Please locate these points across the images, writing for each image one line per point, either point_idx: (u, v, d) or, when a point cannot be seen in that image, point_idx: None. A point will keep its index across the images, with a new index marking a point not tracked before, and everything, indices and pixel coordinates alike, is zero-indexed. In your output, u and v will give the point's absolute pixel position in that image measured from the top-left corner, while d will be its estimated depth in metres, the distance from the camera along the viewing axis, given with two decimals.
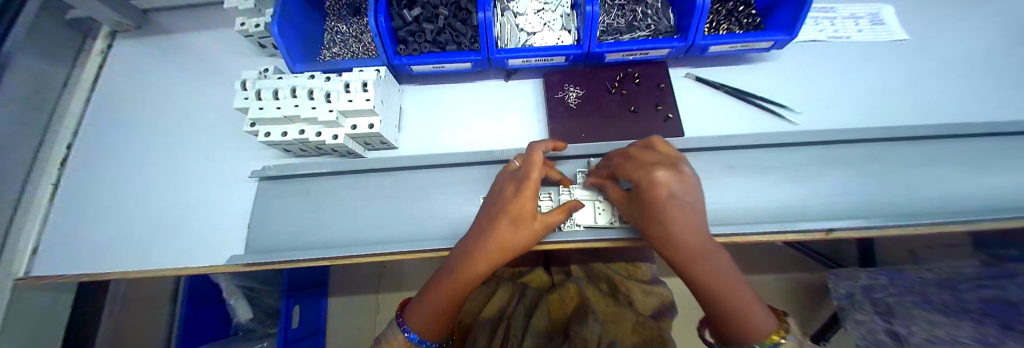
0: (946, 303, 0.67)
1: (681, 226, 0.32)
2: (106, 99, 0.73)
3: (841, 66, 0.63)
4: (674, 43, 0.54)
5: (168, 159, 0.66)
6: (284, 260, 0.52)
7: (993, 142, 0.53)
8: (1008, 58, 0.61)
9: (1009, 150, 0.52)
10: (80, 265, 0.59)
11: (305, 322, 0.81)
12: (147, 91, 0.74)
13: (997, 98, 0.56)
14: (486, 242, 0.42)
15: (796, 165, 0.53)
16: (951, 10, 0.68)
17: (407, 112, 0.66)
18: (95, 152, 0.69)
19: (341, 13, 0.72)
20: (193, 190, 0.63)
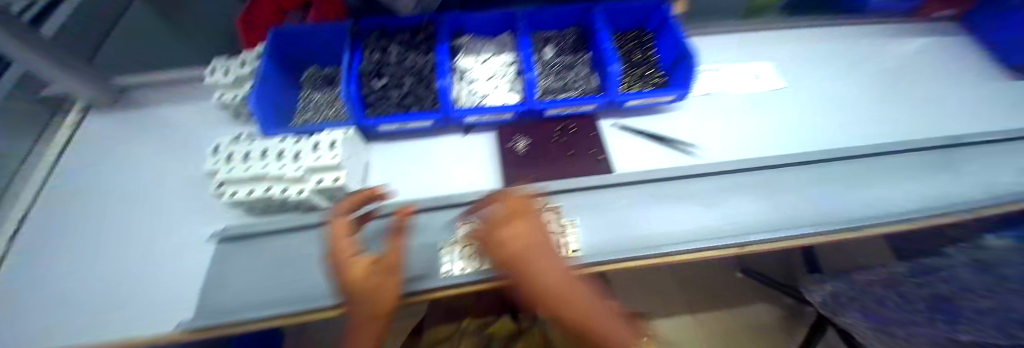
0: (897, 298, 0.74)
1: (544, 275, 0.40)
2: (65, 166, 0.74)
3: (730, 113, 0.79)
4: (598, 99, 0.70)
5: (113, 224, 0.66)
6: (244, 319, 0.51)
7: (847, 166, 0.69)
8: (839, 105, 0.83)
9: (858, 171, 0.68)
10: None
11: None
12: (100, 162, 0.75)
13: (835, 134, 0.77)
14: (361, 308, 0.42)
15: (707, 193, 0.64)
16: (805, 66, 0.91)
17: (373, 167, 0.69)
18: (36, 222, 0.66)
19: (316, 84, 0.80)
20: (136, 253, 0.62)
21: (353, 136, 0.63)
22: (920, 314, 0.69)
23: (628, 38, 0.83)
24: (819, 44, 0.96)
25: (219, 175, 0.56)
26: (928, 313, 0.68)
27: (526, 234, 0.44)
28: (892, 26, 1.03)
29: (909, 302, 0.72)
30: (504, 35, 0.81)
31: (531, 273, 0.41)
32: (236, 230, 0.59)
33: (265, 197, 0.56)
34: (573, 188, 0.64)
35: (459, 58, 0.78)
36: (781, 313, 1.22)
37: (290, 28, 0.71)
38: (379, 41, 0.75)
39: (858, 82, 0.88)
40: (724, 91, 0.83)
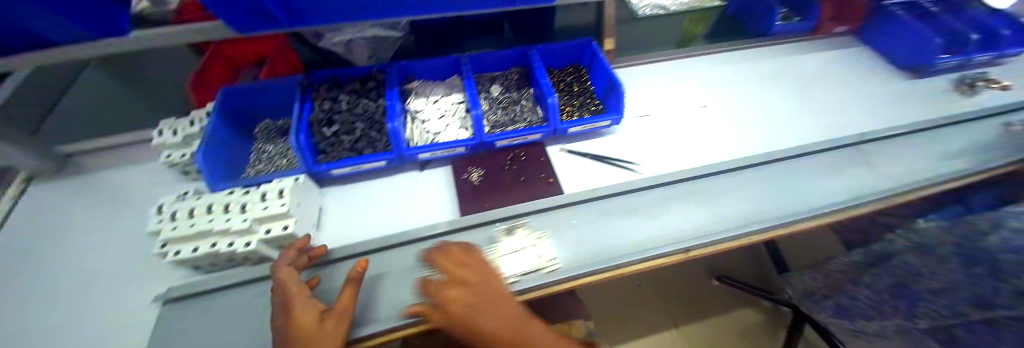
0: (865, 292, 0.79)
1: (493, 326, 0.46)
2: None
3: (664, 130, 0.87)
4: (543, 129, 0.76)
5: (41, 296, 0.61)
6: None
7: (765, 168, 0.78)
8: (759, 114, 0.93)
9: (774, 172, 0.78)
10: None
11: None
12: (31, 233, 0.71)
13: (757, 141, 0.86)
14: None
15: (647, 204, 0.70)
16: (729, 83, 1.02)
17: (329, 211, 0.70)
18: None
19: (269, 136, 0.82)
20: (63, 326, 0.57)
21: (306, 183, 0.65)
22: (886, 300, 0.74)
23: (565, 73, 0.92)
24: (739, 63, 1.09)
25: (160, 236, 0.55)
26: (892, 303, 0.72)
27: (478, 287, 0.50)
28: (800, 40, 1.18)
29: (874, 289, 0.77)
30: (452, 78, 0.89)
31: (481, 325, 0.46)
32: (179, 291, 0.56)
33: (210, 252, 0.54)
34: (525, 212, 0.67)
35: (410, 101, 0.83)
36: (760, 317, 1.25)
37: (241, 86, 0.74)
38: (331, 91, 0.79)
39: (775, 93, 0.99)
40: (659, 111, 0.92)
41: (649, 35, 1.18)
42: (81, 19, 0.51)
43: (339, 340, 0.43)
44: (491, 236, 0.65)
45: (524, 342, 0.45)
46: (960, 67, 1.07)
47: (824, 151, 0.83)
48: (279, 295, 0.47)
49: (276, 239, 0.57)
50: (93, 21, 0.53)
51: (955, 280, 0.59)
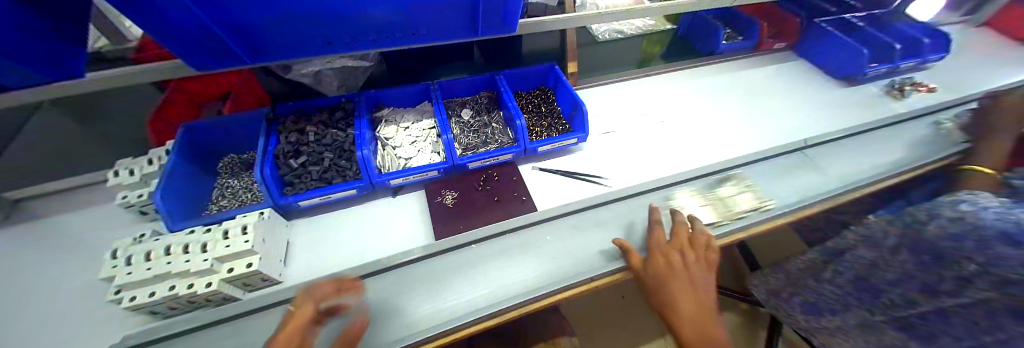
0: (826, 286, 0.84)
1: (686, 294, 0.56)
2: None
3: (628, 145, 0.92)
4: (513, 149, 0.79)
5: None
6: None
7: (723, 174, 0.84)
8: (714, 125, 1.00)
9: (732, 178, 0.83)
10: None
11: None
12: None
13: (713, 150, 0.92)
14: None
15: (617, 215, 0.73)
16: (685, 98, 1.10)
17: (299, 243, 0.68)
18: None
19: (234, 171, 0.81)
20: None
21: (272, 216, 0.64)
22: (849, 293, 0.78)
23: (532, 95, 0.97)
24: (693, 79, 1.18)
25: (113, 282, 0.52)
26: (854, 296, 0.76)
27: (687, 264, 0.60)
28: (746, 55, 1.29)
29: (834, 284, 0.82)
30: (422, 104, 0.92)
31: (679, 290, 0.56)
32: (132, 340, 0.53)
33: (167, 296, 0.52)
34: (498, 231, 0.68)
35: (380, 128, 0.84)
36: (741, 319, 1.28)
37: (205, 122, 0.74)
38: (299, 122, 0.79)
39: (727, 106, 1.08)
40: (623, 127, 0.97)
41: (609, 57, 1.27)
42: (41, 72, 0.52)
43: None
44: (464, 259, 0.65)
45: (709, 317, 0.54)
46: (887, 74, 1.19)
47: (774, 156, 0.89)
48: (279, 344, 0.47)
49: (240, 278, 0.55)
50: (46, 66, 0.53)
51: (907, 269, 0.61)
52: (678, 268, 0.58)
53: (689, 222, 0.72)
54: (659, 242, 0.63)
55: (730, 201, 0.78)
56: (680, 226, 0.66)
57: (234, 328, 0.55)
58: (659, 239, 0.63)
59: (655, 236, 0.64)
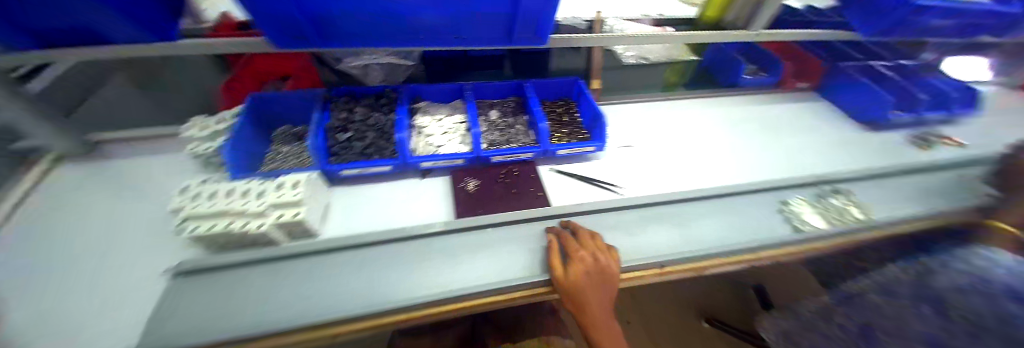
0: None
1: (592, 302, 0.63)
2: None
3: (642, 160, 0.97)
4: (534, 148, 0.86)
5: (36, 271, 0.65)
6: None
7: (734, 197, 0.86)
8: (731, 151, 1.04)
9: (742, 202, 0.85)
10: None
11: None
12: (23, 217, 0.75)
13: (724, 172, 0.96)
14: None
15: (629, 223, 0.78)
16: (704, 124, 1.15)
17: (335, 207, 0.77)
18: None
19: (286, 140, 0.91)
20: (61, 297, 0.61)
21: (316, 179, 0.72)
22: None
23: (556, 105, 1.04)
24: (712, 109, 1.22)
25: (182, 213, 0.61)
26: None
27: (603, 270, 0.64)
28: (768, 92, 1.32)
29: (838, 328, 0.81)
30: (455, 101, 1.01)
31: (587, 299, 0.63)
32: (186, 265, 0.61)
33: (219, 232, 0.60)
34: (512, 220, 0.74)
35: (417, 117, 0.93)
36: None
37: (270, 94, 0.86)
38: (348, 104, 0.90)
39: (746, 135, 1.11)
40: (639, 144, 1.02)
41: (634, 81, 1.33)
42: (146, 30, 0.64)
43: None
44: (477, 240, 0.71)
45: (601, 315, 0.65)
46: (915, 124, 1.19)
47: (795, 187, 0.90)
48: None
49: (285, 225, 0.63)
50: (149, 27, 0.64)
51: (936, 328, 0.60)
52: (593, 277, 0.63)
53: (692, 238, 0.75)
54: (573, 249, 0.66)
55: (739, 223, 0.80)
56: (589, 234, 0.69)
57: (272, 268, 0.63)
58: (574, 246, 0.67)
59: (568, 243, 0.68)
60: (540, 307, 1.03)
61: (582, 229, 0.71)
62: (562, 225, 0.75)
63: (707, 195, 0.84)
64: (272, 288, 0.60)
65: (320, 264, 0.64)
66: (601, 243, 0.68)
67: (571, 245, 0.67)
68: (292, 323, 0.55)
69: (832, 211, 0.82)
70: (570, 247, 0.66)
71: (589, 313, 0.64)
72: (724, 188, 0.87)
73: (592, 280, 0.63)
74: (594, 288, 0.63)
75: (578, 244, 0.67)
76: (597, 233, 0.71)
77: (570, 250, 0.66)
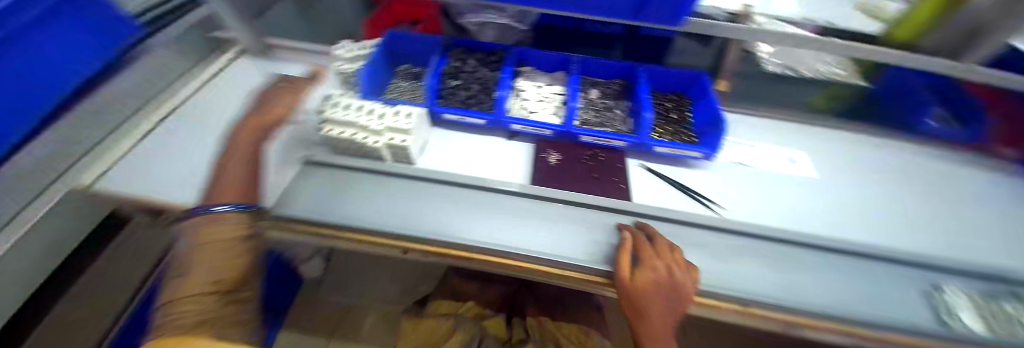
0: None
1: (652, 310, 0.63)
2: (203, 88, 1.04)
3: (749, 185, 0.85)
4: (630, 138, 0.82)
5: (228, 132, 0.88)
6: (325, 227, 0.66)
7: (864, 260, 0.70)
8: (874, 205, 0.84)
9: (873, 269, 0.68)
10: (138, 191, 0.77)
11: None
12: (229, 94, 1.02)
13: (854, 225, 0.79)
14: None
15: (716, 247, 0.70)
16: (845, 166, 0.94)
17: (431, 145, 0.85)
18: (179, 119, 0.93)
19: (404, 77, 1.02)
20: None
21: (422, 115, 0.79)
22: None
23: (667, 99, 0.99)
24: (860, 151, 0.99)
25: (324, 116, 0.76)
26: None
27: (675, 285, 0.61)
28: (954, 151, 1.01)
29: None
30: (558, 72, 1.00)
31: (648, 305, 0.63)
32: (318, 156, 0.78)
33: (342, 137, 0.73)
34: (585, 202, 0.73)
35: (518, 80, 0.96)
36: None
37: (402, 32, 0.96)
38: (463, 54, 0.98)
39: (903, 196, 0.87)
40: (750, 167, 0.89)
41: (779, 93, 1.15)
42: None
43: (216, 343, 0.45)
44: (546, 209, 0.73)
45: (659, 324, 0.65)
46: None
47: (970, 273, 0.67)
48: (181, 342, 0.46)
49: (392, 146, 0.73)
50: None
51: None
52: (661, 289, 0.62)
53: (792, 286, 0.64)
54: (648, 257, 0.63)
55: (862, 289, 0.65)
56: (667, 244, 0.66)
57: (375, 179, 0.74)
58: (650, 253, 0.63)
59: (643, 248, 0.64)
60: (584, 299, 1.03)
61: (659, 236, 0.68)
62: (639, 226, 0.70)
63: (823, 244, 0.70)
64: (371, 196, 0.71)
65: (411, 188, 0.74)
66: (680, 257, 0.64)
67: (646, 251, 0.64)
68: (390, 229, 0.66)
69: (1000, 318, 0.61)
70: (643, 251, 0.64)
71: (646, 318, 0.64)
72: (853, 243, 0.70)
73: (658, 290, 0.62)
74: (658, 297, 0.63)
75: (654, 252, 0.64)
76: (674, 244, 0.66)
77: (644, 257, 0.63)
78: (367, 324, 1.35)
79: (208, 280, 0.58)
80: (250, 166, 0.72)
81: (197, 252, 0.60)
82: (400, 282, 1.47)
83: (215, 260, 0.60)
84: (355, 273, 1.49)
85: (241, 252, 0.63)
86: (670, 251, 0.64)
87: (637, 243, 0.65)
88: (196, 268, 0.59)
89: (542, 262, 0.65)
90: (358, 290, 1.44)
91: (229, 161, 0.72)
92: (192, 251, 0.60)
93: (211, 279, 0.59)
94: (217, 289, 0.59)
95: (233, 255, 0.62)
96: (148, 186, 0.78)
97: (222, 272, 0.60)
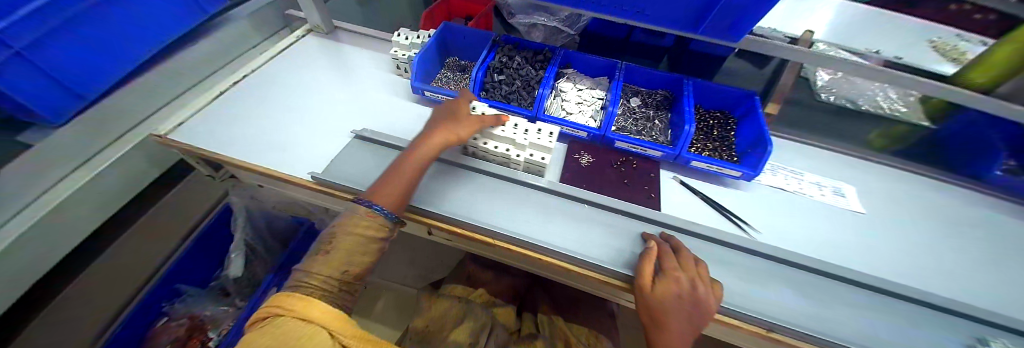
0: None
1: (672, 324, 0.58)
2: (274, 60, 1.13)
3: (787, 211, 0.82)
4: (667, 149, 0.82)
5: (287, 101, 0.98)
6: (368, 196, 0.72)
7: (903, 304, 0.66)
8: (925, 249, 0.79)
9: (912, 315, 0.64)
10: (198, 142, 0.86)
11: (186, 271, 1.24)
12: (292, 66, 1.12)
13: (900, 267, 0.74)
14: (317, 320, 0.44)
15: (742, 268, 0.68)
16: (895, 205, 0.89)
17: (556, 160, 0.87)
18: (247, 84, 1.03)
19: (451, 68, 1.08)
20: (290, 122, 0.91)
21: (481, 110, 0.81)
22: None
23: (711, 115, 0.98)
24: (913, 193, 0.93)
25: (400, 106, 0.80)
26: None
27: (696, 298, 0.58)
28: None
29: None
30: (601, 77, 1.02)
31: (667, 318, 0.58)
32: (448, 157, 0.80)
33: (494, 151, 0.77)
34: (612, 206, 0.73)
35: (560, 81, 0.99)
36: None
37: (457, 26, 1.03)
38: (511, 51, 1.01)
39: (961, 249, 0.80)
40: (791, 194, 0.87)
41: (829, 126, 1.15)
42: None
43: (332, 320, 0.45)
44: (572, 209, 0.74)
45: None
46: None
47: None
48: (297, 305, 0.45)
49: (531, 162, 0.77)
50: None
51: None
52: (683, 304, 0.59)
53: (820, 317, 0.63)
54: (672, 269, 0.61)
55: (899, 332, 0.62)
56: (694, 259, 0.64)
57: None
58: (673, 266, 0.61)
59: (666, 259, 0.63)
60: (600, 306, 1.02)
61: (688, 251, 0.66)
62: (663, 237, 0.69)
63: (862, 281, 0.67)
64: None
65: (447, 172, 0.78)
66: (705, 272, 0.62)
67: (670, 264, 0.62)
68: (426, 206, 0.71)
69: None
70: (667, 259, 0.63)
71: (665, 335, 0.58)
72: (894, 286, 0.66)
73: (681, 300, 0.59)
74: (680, 311, 0.59)
75: (679, 265, 0.62)
76: (702, 260, 0.65)
77: (667, 268, 0.61)
78: (381, 301, 1.42)
79: (340, 267, 0.54)
80: (409, 183, 0.67)
81: (343, 239, 0.56)
82: (416, 266, 1.52)
83: (354, 251, 0.56)
84: None
85: (374, 251, 0.59)
86: (696, 264, 0.62)
87: (662, 251, 0.65)
88: (337, 249, 0.55)
89: (564, 258, 0.67)
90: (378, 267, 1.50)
91: (400, 172, 0.66)
92: (331, 238, 0.57)
93: (344, 266, 0.54)
94: (343, 278, 0.54)
95: (367, 253, 0.58)
96: (211, 139, 0.87)
97: (356, 255, 0.56)
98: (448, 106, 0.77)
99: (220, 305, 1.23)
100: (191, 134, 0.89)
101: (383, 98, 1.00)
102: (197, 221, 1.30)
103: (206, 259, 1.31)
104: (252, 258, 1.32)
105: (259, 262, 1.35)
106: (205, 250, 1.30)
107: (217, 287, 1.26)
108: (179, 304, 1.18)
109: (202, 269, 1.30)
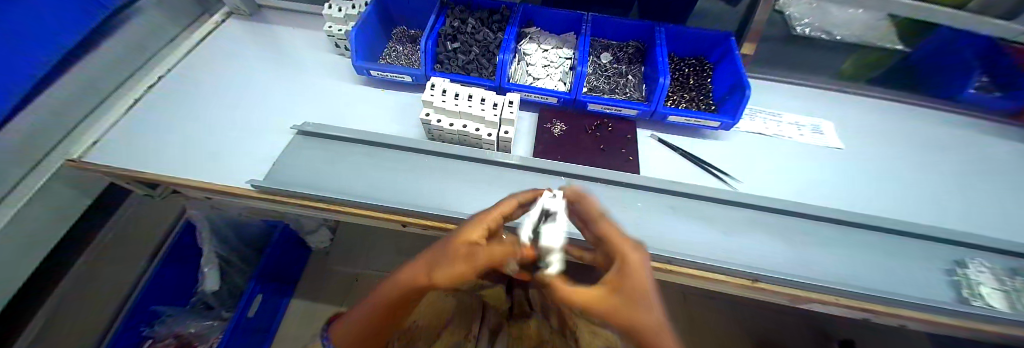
0: None
1: (631, 274, 0.39)
2: (192, 55, 0.98)
3: (767, 156, 0.80)
4: (643, 107, 0.77)
5: (218, 101, 0.85)
6: (325, 200, 0.63)
7: (879, 236, 0.67)
8: (895, 177, 0.80)
9: (889, 246, 0.66)
10: (116, 160, 0.73)
11: (159, 294, 1.12)
12: (218, 57, 0.97)
13: (876, 200, 0.75)
14: None
15: (728, 222, 0.66)
16: (868, 138, 0.89)
17: (525, 129, 0.80)
18: (164, 87, 0.89)
19: (400, 40, 0.97)
20: (225, 125, 0.80)
21: (437, 84, 0.73)
22: None
23: (687, 63, 0.92)
24: (881, 122, 0.94)
25: (424, 101, 0.69)
26: None
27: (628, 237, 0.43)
28: (976, 125, 0.97)
29: None
30: (566, 34, 0.94)
31: (625, 268, 0.40)
32: (409, 144, 0.72)
33: (460, 131, 0.69)
34: (591, 175, 0.69)
35: (523, 43, 0.90)
36: None
37: None
38: (462, 14, 0.91)
39: (931, 173, 0.82)
40: (769, 138, 0.84)
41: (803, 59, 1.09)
42: None
43: None
44: (547, 184, 0.69)
45: (641, 305, 0.38)
46: None
47: (988, 249, 0.67)
48: None
49: (506, 140, 0.71)
50: None
51: None
52: (625, 327, 0.38)
53: (807, 260, 0.63)
54: (627, 273, 0.39)
55: (879, 266, 0.63)
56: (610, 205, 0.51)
57: (369, 150, 0.71)
58: (629, 287, 0.38)
59: (622, 275, 0.39)
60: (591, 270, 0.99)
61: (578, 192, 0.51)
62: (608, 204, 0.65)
63: (841, 219, 0.67)
64: (365, 167, 0.69)
65: (409, 160, 0.70)
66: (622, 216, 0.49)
67: (625, 264, 0.40)
68: (388, 202, 0.63)
69: (1011, 294, 0.61)
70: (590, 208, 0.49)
71: (636, 298, 0.38)
72: (871, 220, 0.67)
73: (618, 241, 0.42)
74: (626, 258, 0.41)
75: (636, 267, 0.40)
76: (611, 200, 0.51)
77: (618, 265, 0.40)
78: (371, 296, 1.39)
79: None
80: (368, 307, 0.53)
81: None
82: (404, 254, 1.50)
83: None
84: (361, 244, 1.50)
85: None
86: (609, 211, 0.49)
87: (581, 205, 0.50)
88: None
89: None
90: (364, 258, 1.46)
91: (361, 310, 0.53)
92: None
93: None
94: None
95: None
96: (132, 154, 0.74)
97: None
98: (451, 243, 0.45)
99: (206, 320, 1.19)
100: (108, 151, 0.75)
101: (330, 84, 0.90)
102: (160, 241, 1.16)
103: (181, 277, 1.19)
104: (227, 270, 1.24)
105: (235, 272, 1.27)
106: (178, 266, 1.17)
107: (197, 302, 1.21)
108: (159, 326, 1.12)
109: (177, 285, 1.18)
